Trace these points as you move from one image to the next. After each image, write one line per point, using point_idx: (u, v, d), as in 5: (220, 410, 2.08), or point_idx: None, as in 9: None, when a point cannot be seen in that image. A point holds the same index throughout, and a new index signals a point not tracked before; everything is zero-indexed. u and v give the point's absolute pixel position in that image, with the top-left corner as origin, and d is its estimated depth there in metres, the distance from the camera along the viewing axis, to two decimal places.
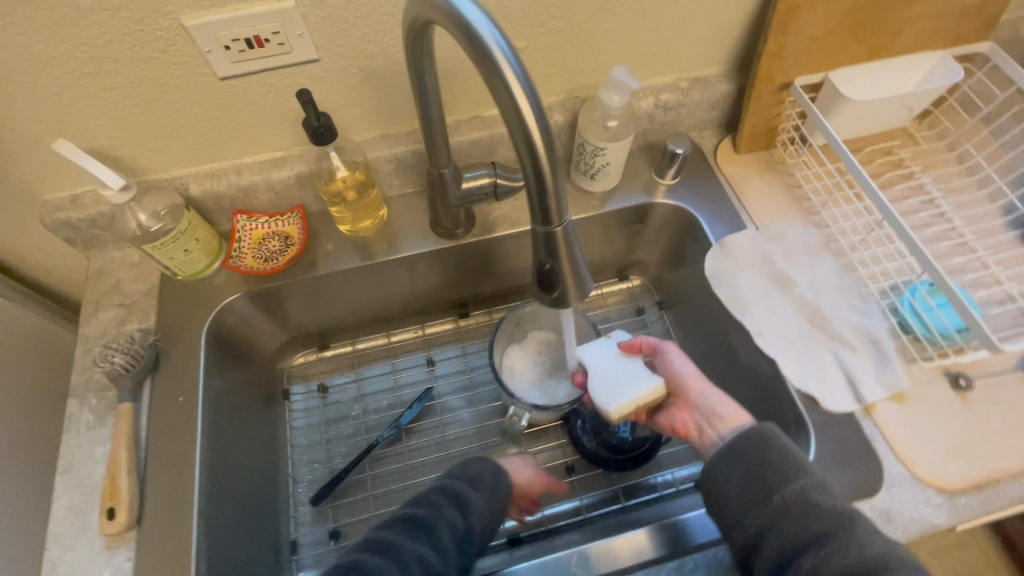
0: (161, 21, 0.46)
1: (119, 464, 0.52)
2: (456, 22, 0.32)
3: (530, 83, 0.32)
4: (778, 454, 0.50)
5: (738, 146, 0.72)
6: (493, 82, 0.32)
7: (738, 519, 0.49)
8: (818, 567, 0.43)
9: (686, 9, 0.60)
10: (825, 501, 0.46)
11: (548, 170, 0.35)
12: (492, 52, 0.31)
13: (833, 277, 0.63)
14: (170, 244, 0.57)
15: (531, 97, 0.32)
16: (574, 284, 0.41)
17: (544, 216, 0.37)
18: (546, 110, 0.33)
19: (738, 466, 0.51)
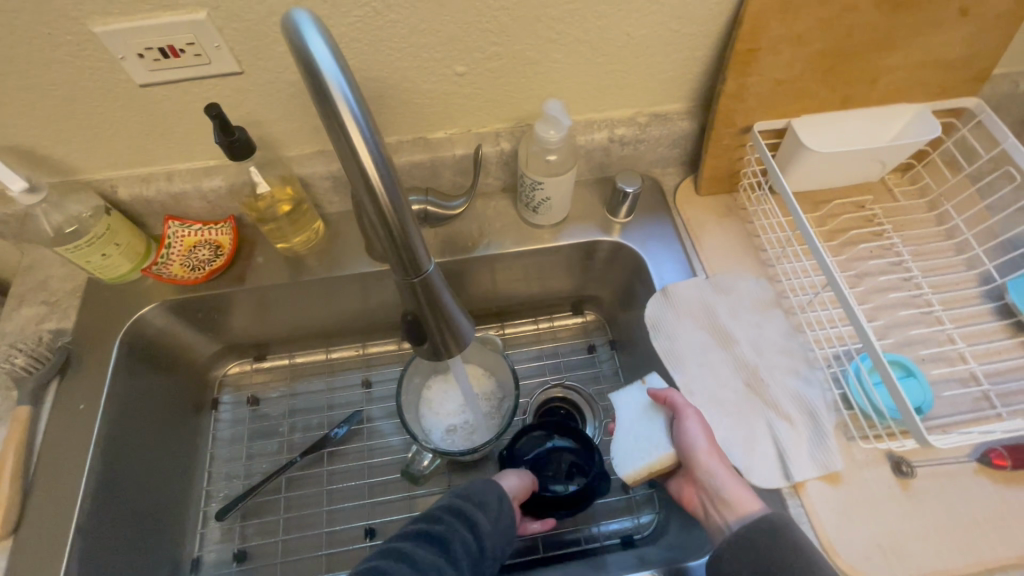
0: (69, 26, 0.45)
1: (3, 469, 0.51)
2: (304, 60, 0.30)
3: (379, 146, 0.33)
4: (791, 550, 0.45)
5: (699, 187, 0.69)
6: (337, 132, 0.32)
7: None
8: None
9: (638, 43, 0.56)
10: None
11: (402, 228, 0.36)
12: (335, 102, 0.31)
13: (779, 337, 0.59)
14: (86, 248, 0.56)
15: (380, 159, 0.33)
16: (443, 328, 0.44)
17: (405, 270, 0.39)
18: (398, 173, 0.34)
19: (747, 557, 0.47)
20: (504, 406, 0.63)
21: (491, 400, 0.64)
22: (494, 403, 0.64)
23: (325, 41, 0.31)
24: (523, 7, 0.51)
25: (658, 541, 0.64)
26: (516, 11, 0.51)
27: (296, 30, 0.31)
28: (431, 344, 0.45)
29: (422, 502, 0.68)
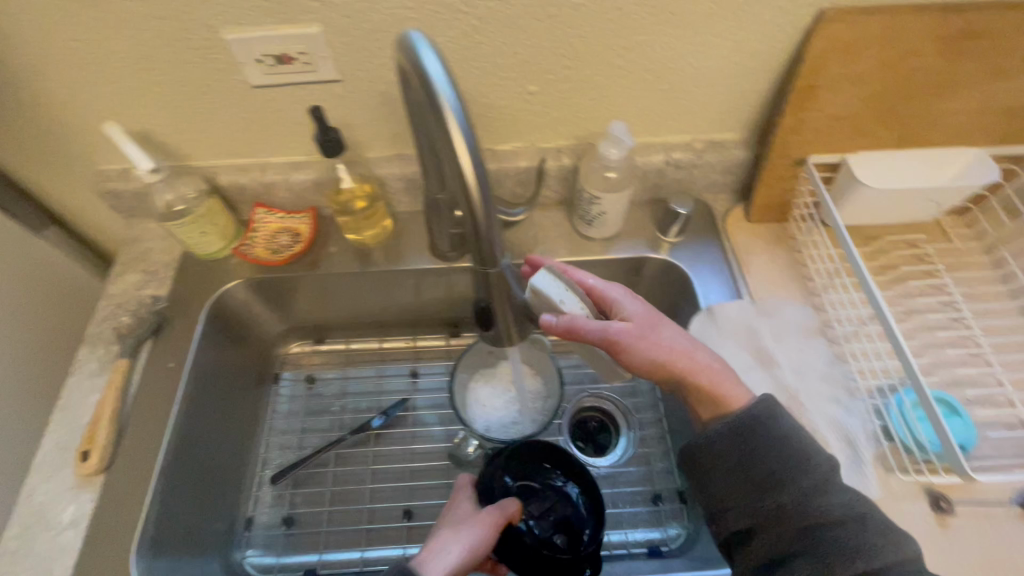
0: (206, 32, 0.53)
1: (104, 412, 0.58)
2: (420, 73, 0.38)
3: (479, 155, 0.39)
4: (778, 438, 0.47)
5: (749, 214, 0.71)
6: (441, 129, 0.38)
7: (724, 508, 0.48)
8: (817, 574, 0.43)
9: (701, 74, 0.60)
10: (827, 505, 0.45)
11: (487, 226, 0.42)
12: (442, 104, 0.37)
13: (821, 364, 0.60)
14: (190, 224, 0.64)
15: (478, 165, 0.39)
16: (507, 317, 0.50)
17: (481, 260, 0.45)
18: (490, 179, 0.40)
19: (734, 456, 0.48)
20: (548, 405, 0.66)
21: (535, 399, 0.66)
22: (539, 402, 0.66)
23: (437, 59, 0.38)
24: (597, 36, 0.55)
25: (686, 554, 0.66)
26: (590, 38, 0.55)
27: (415, 51, 0.39)
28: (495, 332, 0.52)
29: None
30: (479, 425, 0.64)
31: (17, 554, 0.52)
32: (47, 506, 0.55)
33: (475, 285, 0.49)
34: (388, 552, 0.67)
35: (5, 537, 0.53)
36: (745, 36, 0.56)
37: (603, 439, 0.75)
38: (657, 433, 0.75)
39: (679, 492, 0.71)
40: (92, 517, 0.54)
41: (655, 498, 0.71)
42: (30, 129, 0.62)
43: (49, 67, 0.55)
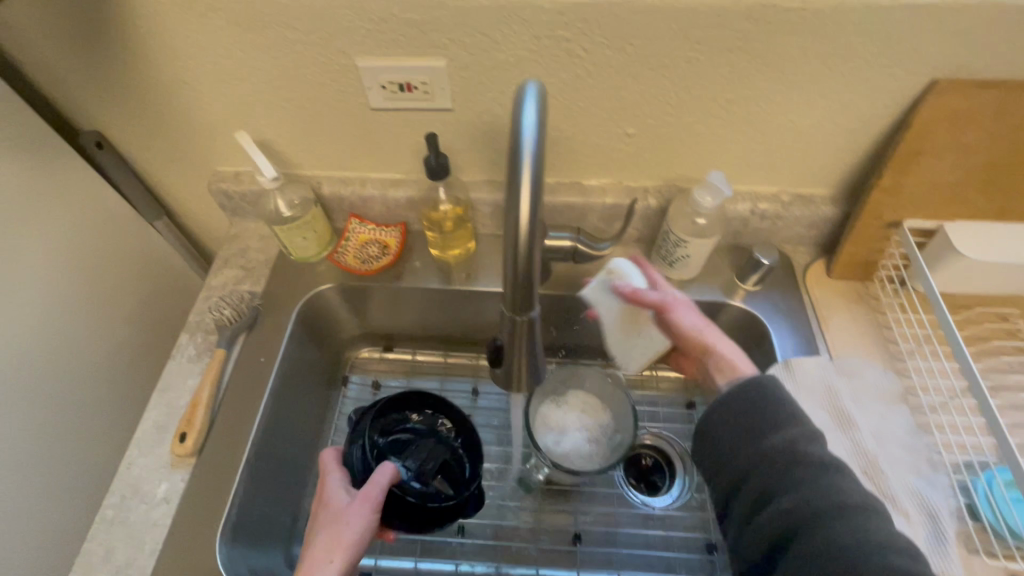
0: (341, 59, 0.57)
1: (201, 397, 0.62)
2: (514, 117, 0.36)
3: (538, 208, 0.35)
4: (775, 399, 0.51)
5: (831, 271, 0.70)
6: (510, 174, 0.35)
7: (727, 456, 0.51)
8: (793, 508, 0.45)
9: (801, 131, 0.61)
10: (811, 449, 0.47)
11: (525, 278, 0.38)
12: (520, 150, 0.35)
13: (903, 432, 0.59)
14: (294, 229, 0.68)
15: (535, 215, 0.36)
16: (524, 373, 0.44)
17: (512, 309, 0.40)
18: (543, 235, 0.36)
19: (734, 404, 0.52)
20: (616, 441, 0.65)
21: (606, 430, 0.66)
22: (606, 435, 0.65)
23: (536, 107, 0.36)
24: (704, 88, 0.57)
25: None
26: (697, 89, 0.58)
27: (520, 95, 0.37)
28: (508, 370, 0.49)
29: (511, 512, 0.72)
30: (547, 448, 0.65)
31: (115, 521, 0.56)
32: (144, 480, 0.59)
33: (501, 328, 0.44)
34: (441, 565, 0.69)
35: (105, 504, 0.57)
36: (851, 98, 0.57)
37: (656, 479, 0.74)
38: None
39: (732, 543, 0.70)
40: (183, 495, 0.58)
41: (708, 547, 0.70)
42: (165, 130, 0.68)
43: (195, 78, 0.61)
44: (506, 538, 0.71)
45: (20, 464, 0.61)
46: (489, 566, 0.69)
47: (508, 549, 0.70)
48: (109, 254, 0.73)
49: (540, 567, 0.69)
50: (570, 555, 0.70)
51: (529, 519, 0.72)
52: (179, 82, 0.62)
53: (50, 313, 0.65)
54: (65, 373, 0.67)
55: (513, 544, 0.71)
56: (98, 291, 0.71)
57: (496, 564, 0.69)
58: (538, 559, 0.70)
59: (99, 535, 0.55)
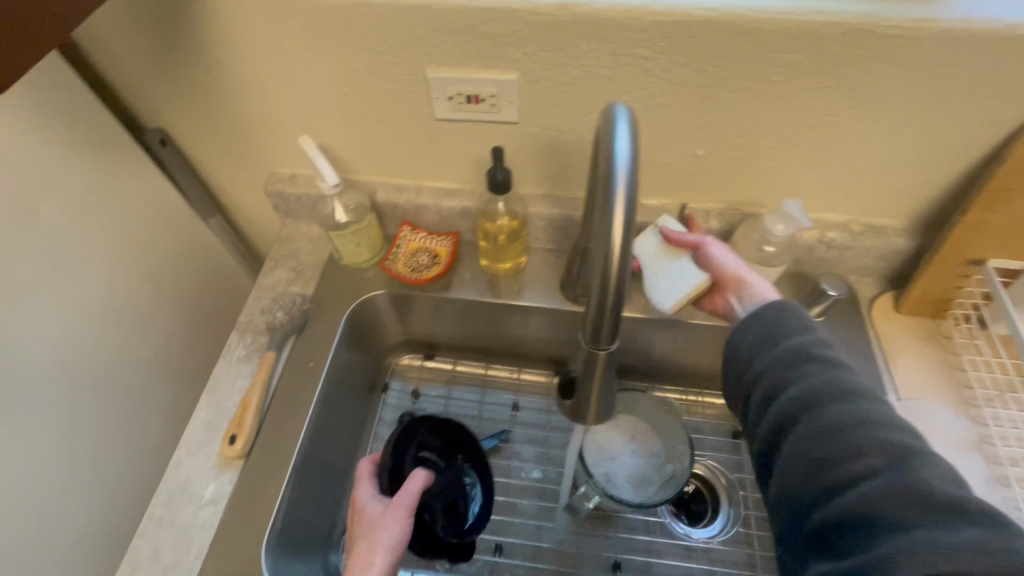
0: (410, 68, 0.57)
1: (251, 400, 0.62)
2: (605, 146, 0.35)
3: (629, 246, 0.34)
4: (785, 317, 0.52)
5: (900, 305, 0.67)
6: (602, 207, 0.34)
7: (747, 364, 0.52)
8: (802, 397, 0.46)
9: (881, 160, 0.58)
10: (823, 352, 0.48)
11: (608, 314, 0.36)
12: (613, 181, 0.34)
13: (976, 483, 0.55)
14: (349, 235, 0.68)
15: (625, 251, 0.34)
16: (595, 409, 0.43)
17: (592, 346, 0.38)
18: (632, 272, 0.35)
19: (754, 321, 0.53)
20: (666, 470, 0.63)
21: (656, 457, 0.64)
22: (655, 464, 0.64)
23: (629, 134, 0.35)
24: (782, 112, 0.55)
25: None
26: (775, 113, 0.55)
27: (611, 122, 0.35)
28: (577, 407, 0.43)
29: (550, 535, 0.70)
30: (595, 473, 0.63)
31: (162, 521, 0.56)
32: (192, 480, 0.59)
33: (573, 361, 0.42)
34: None
35: (154, 503, 0.57)
36: (940, 129, 0.54)
37: (696, 508, 0.72)
38: (762, 513, 0.70)
39: None
40: (229, 498, 0.58)
41: None
42: (227, 130, 0.68)
43: (264, 82, 0.61)
44: (544, 561, 0.68)
45: (71, 455, 0.62)
46: None
47: (546, 573, 0.68)
48: (164, 250, 0.74)
49: None
50: None
51: (568, 543, 0.69)
52: (246, 84, 0.62)
53: (108, 306, 0.66)
54: (118, 366, 0.68)
55: (551, 568, 0.68)
56: (152, 286, 0.72)
57: None
58: None
59: (148, 534, 0.56)
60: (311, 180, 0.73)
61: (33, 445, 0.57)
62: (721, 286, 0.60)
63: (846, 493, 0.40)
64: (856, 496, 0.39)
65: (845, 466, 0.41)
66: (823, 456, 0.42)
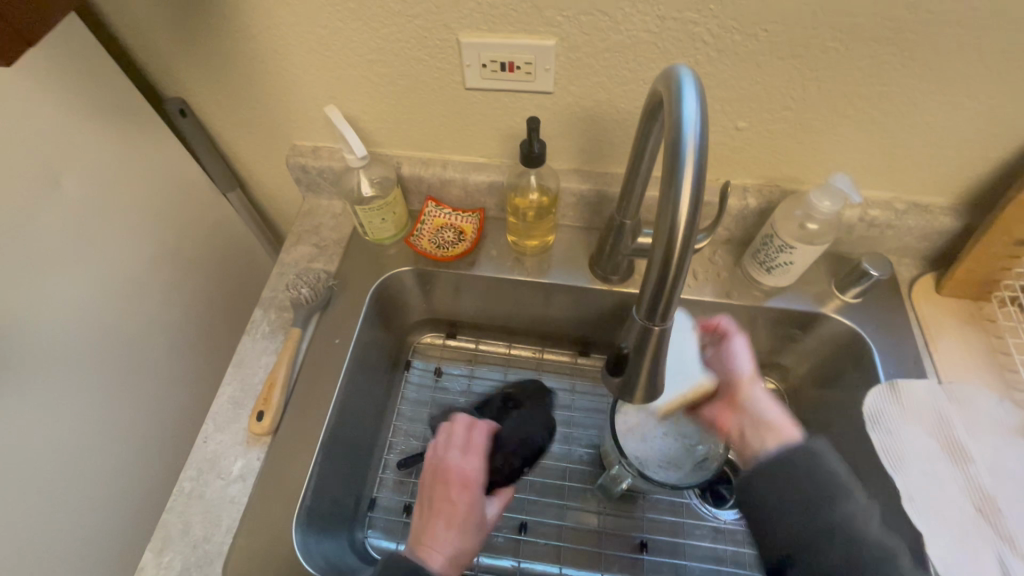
0: (443, 33, 0.54)
1: (277, 375, 0.61)
2: (672, 109, 0.34)
3: (699, 199, 0.32)
4: (809, 477, 0.51)
5: (941, 287, 0.65)
6: (670, 168, 0.33)
7: (774, 526, 0.51)
8: (822, 553, 0.48)
9: (934, 134, 0.56)
10: (860, 527, 0.48)
11: (672, 276, 0.34)
12: (682, 141, 0.33)
13: (1022, 470, 0.54)
14: (374, 210, 0.66)
15: (693, 206, 0.33)
16: (645, 382, 0.41)
17: (650, 313, 0.37)
18: (699, 229, 0.33)
19: (773, 488, 0.52)
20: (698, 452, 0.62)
21: (689, 439, 0.63)
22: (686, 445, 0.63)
23: (697, 96, 0.34)
24: (835, 81, 0.53)
25: None
26: (826, 83, 0.53)
27: (676, 85, 0.35)
28: (625, 381, 0.42)
29: (574, 514, 0.69)
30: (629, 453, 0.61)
31: (192, 495, 0.56)
32: (220, 456, 0.58)
33: (623, 332, 0.40)
34: (501, 562, 0.67)
35: (183, 478, 0.57)
36: (1001, 101, 0.52)
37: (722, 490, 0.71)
38: None
39: None
40: (259, 474, 0.57)
41: None
42: (249, 100, 0.66)
43: (288, 49, 0.59)
44: (569, 540, 0.68)
45: (98, 430, 0.61)
46: (550, 566, 0.66)
47: (572, 551, 0.67)
48: (184, 224, 0.73)
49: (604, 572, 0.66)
50: (635, 562, 0.66)
51: (593, 522, 0.69)
52: (271, 51, 0.60)
53: (131, 281, 0.65)
54: (142, 341, 0.67)
55: (576, 546, 0.67)
56: (173, 261, 0.71)
57: (560, 565, 0.66)
58: (603, 564, 0.66)
59: (177, 508, 0.55)
60: (334, 152, 0.71)
61: (60, 420, 0.57)
62: (729, 399, 0.62)
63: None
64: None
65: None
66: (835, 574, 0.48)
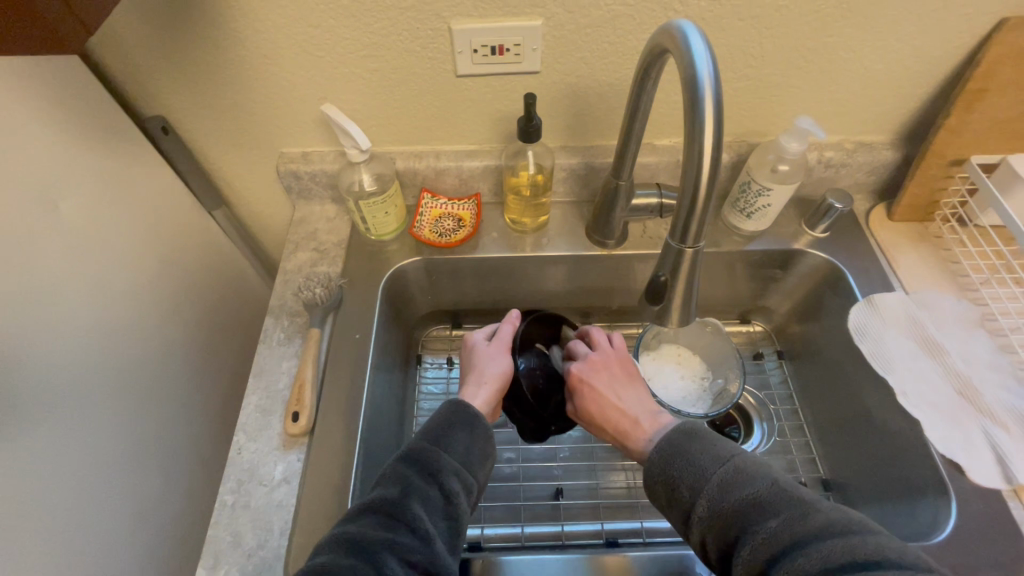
0: (436, 23, 0.57)
1: (305, 376, 0.62)
2: (683, 54, 0.39)
3: (720, 125, 0.37)
4: (680, 459, 0.48)
5: (893, 213, 0.74)
6: (690, 104, 0.38)
7: (665, 492, 0.48)
8: (710, 509, 0.44)
9: (873, 77, 0.64)
10: (738, 493, 0.44)
11: (703, 197, 0.39)
12: (699, 78, 0.37)
13: (988, 353, 0.63)
14: (377, 204, 0.67)
15: (716, 133, 0.38)
16: (682, 303, 0.45)
17: (682, 235, 0.41)
18: (723, 151, 0.38)
19: (658, 456, 0.49)
20: (717, 387, 0.68)
21: (705, 377, 0.69)
22: (706, 382, 0.68)
23: (702, 39, 0.39)
24: (787, 37, 0.60)
25: None
26: (780, 40, 0.60)
27: (680, 34, 0.40)
28: (662, 309, 0.47)
29: (603, 474, 0.73)
30: (659, 395, 0.66)
31: (236, 506, 0.55)
32: (257, 464, 0.58)
33: (656, 262, 0.45)
34: (544, 528, 0.68)
35: (223, 491, 0.56)
36: (923, 42, 0.60)
37: (731, 432, 0.72)
38: (794, 423, 0.73)
39: (823, 480, 0.68)
40: (303, 474, 0.57)
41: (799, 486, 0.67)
42: (235, 110, 0.66)
43: (278, 53, 0.60)
44: (603, 498, 0.70)
45: (123, 461, 0.59)
46: (592, 524, 0.68)
47: (609, 508, 0.70)
48: (179, 243, 0.71)
49: (643, 520, 0.69)
50: None
51: (620, 479, 0.72)
52: (259, 57, 0.60)
53: (138, 303, 0.63)
54: (153, 367, 0.64)
55: (612, 503, 0.70)
56: (173, 281, 0.69)
57: (600, 522, 0.68)
58: (641, 514, 0.69)
59: (223, 521, 0.54)
60: (325, 155, 0.72)
61: (87, 452, 0.54)
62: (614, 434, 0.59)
63: (784, 559, 0.39)
64: (803, 560, 0.38)
65: (773, 535, 0.41)
66: (759, 537, 0.41)
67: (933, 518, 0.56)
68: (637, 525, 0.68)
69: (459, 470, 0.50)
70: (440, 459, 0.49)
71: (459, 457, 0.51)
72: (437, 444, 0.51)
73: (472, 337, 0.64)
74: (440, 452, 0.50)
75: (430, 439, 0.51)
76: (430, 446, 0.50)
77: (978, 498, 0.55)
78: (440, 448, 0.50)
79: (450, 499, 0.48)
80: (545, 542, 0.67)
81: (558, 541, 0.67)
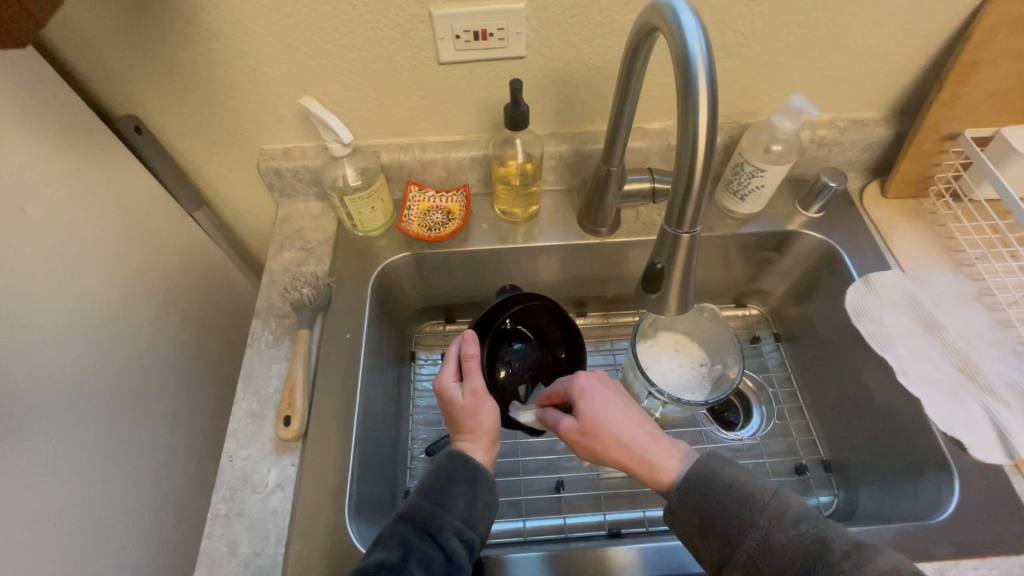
0: (416, 9, 0.55)
1: (296, 379, 0.60)
2: (673, 31, 0.37)
3: (714, 103, 0.36)
4: (722, 490, 0.47)
5: (887, 191, 0.73)
6: (683, 82, 0.36)
7: (701, 527, 0.47)
8: (763, 545, 0.44)
9: (865, 51, 0.63)
10: (790, 530, 0.43)
11: (699, 179, 0.38)
12: (690, 55, 0.36)
13: (986, 328, 0.63)
14: (364, 199, 0.66)
15: (710, 111, 0.36)
16: (680, 289, 0.44)
17: (680, 220, 0.40)
18: (718, 130, 0.37)
19: (698, 488, 0.48)
20: (716, 373, 0.67)
21: (704, 364, 0.68)
22: (705, 369, 0.68)
23: (693, 14, 0.37)
24: (778, 13, 0.58)
25: (846, 519, 0.63)
26: (771, 17, 0.58)
27: (670, 10, 0.38)
28: (659, 297, 0.46)
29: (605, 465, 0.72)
30: (660, 383, 0.64)
31: (230, 515, 0.54)
32: (250, 470, 0.56)
33: (652, 248, 0.44)
34: (547, 522, 0.67)
35: (215, 500, 0.54)
36: (916, 15, 0.59)
37: (730, 417, 0.73)
38: (794, 405, 0.73)
39: (823, 461, 0.68)
40: (298, 479, 0.55)
41: (800, 468, 0.67)
42: (211, 107, 0.64)
43: (253, 46, 0.58)
44: (605, 488, 0.70)
45: (111, 473, 0.57)
46: (595, 515, 0.68)
47: (611, 497, 0.69)
48: (159, 246, 0.69)
49: (646, 509, 0.68)
50: None
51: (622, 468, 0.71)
52: (233, 50, 0.58)
53: (117, 311, 0.60)
54: (137, 375, 0.62)
55: (614, 493, 0.69)
56: (155, 286, 0.67)
57: (603, 513, 0.68)
58: (643, 503, 0.68)
59: (217, 531, 0.53)
60: (308, 150, 0.70)
61: (72, 467, 0.52)
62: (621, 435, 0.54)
63: None
64: None
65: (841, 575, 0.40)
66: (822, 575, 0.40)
67: (936, 494, 0.56)
68: (640, 514, 0.67)
69: (460, 529, 0.49)
70: (438, 519, 0.49)
71: (461, 515, 0.50)
72: (436, 502, 0.50)
73: (445, 386, 0.57)
74: (438, 509, 0.50)
75: (427, 499, 0.50)
76: (428, 507, 0.49)
77: (980, 473, 0.55)
78: (439, 506, 0.50)
79: (452, 560, 0.47)
80: (549, 536, 0.66)
81: (562, 534, 0.66)
